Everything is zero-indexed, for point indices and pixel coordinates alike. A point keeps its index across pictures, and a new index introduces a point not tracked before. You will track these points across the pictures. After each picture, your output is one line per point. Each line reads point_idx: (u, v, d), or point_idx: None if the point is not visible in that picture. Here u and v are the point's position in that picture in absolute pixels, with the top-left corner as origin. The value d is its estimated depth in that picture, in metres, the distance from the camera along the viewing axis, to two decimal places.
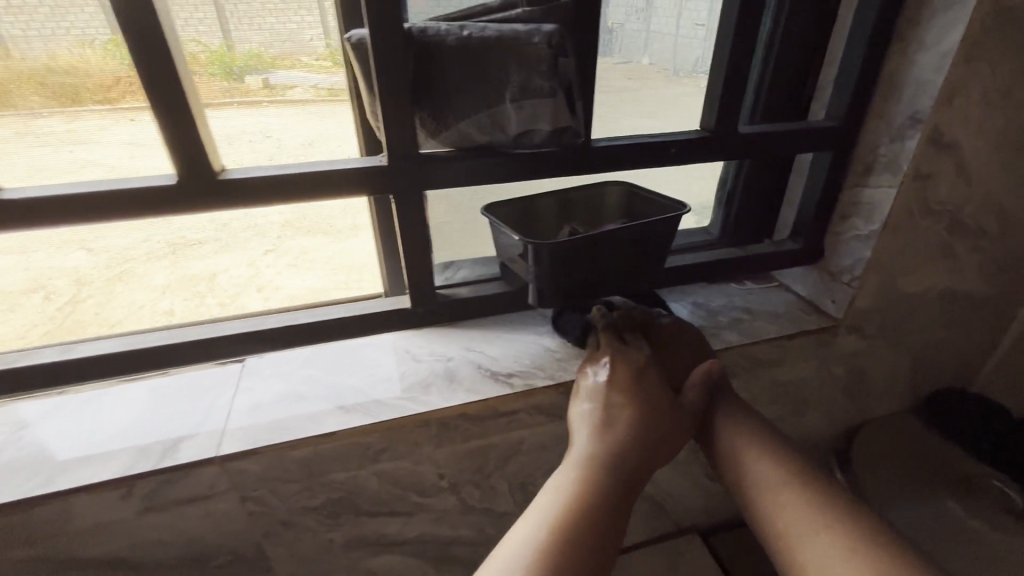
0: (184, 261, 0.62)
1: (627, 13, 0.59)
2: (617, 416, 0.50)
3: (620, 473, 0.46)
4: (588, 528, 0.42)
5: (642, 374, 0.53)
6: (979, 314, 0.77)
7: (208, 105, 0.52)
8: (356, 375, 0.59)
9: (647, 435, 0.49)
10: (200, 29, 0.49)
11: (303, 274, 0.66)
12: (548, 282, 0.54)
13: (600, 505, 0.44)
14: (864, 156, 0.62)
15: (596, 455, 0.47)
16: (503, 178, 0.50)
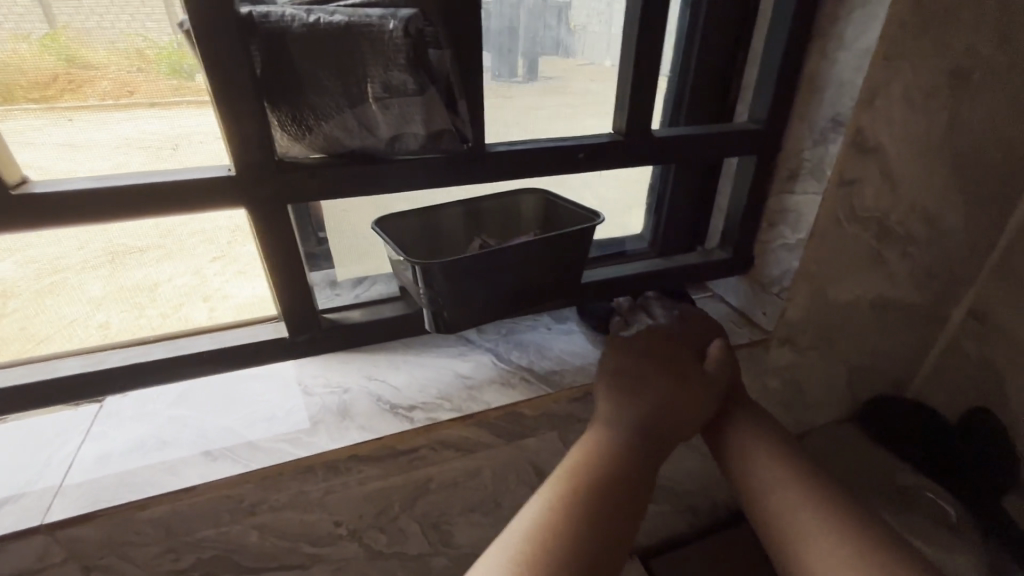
0: (123, 270, 0.51)
1: (587, 14, 0.56)
2: (644, 387, 0.48)
3: (642, 443, 0.44)
4: (605, 501, 0.40)
5: (669, 346, 0.52)
6: (915, 321, 0.75)
7: (156, 103, 0.44)
8: (234, 415, 0.52)
9: (673, 402, 0.47)
10: (149, 24, 0.41)
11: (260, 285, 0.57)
12: (444, 304, 0.48)
13: (617, 479, 0.42)
14: (789, 161, 0.58)
15: (615, 426, 0.46)
16: (385, 189, 0.44)
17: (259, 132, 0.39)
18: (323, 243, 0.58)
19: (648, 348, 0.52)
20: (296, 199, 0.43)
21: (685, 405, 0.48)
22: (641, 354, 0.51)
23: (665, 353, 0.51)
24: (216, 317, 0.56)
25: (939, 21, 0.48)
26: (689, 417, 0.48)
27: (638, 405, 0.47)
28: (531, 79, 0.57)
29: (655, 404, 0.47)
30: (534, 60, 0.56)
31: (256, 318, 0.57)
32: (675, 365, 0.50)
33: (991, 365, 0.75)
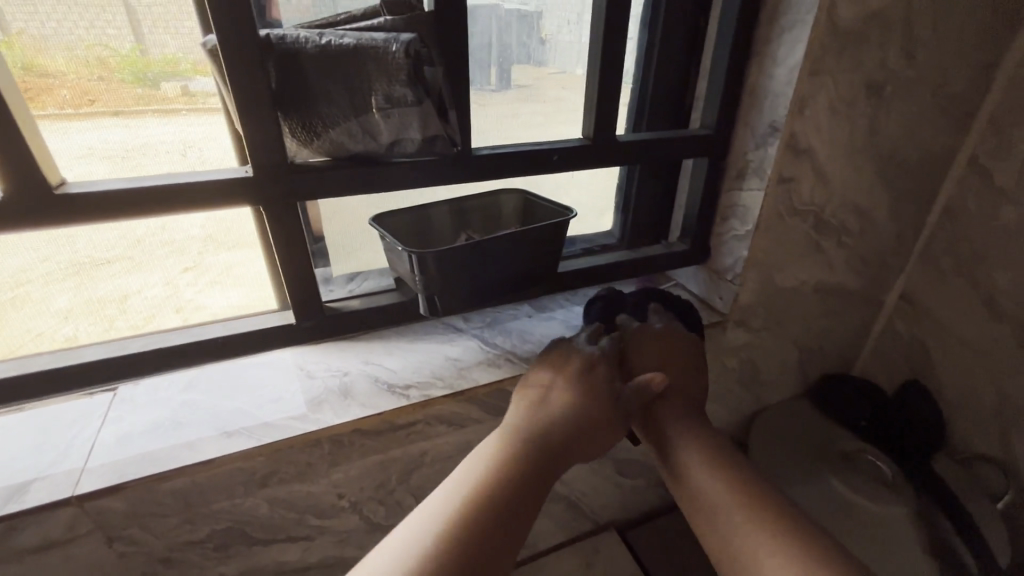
0: (90, 283, 0.56)
1: (558, 24, 0.62)
2: (554, 400, 0.49)
3: (544, 453, 0.45)
4: (497, 509, 0.41)
5: (595, 359, 0.53)
6: (854, 304, 0.84)
7: (118, 112, 0.50)
8: (242, 397, 0.56)
9: (574, 405, 0.48)
10: (108, 32, 0.47)
11: (231, 291, 0.63)
12: (437, 291, 0.54)
13: (513, 486, 0.42)
14: (737, 161, 0.66)
15: (520, 434, 0.47)
16: (382, 188, 0.50)
17: (272, 137, 0.45)
18: (320, 241, 0.63)
19: (573, 362, 0.53)
20: (304, 197, 0.48)
21: (597, 418, 0.49)
22: (563, 367, 0.53)
23: (590, 366, 0.52)
24: (186, 321, 0.61)
25: (854, 42, 0.57)
26: (599, 432, 0.49)
27: (544, 415, 0.48)
28: (503, 87, 0.63)
29: (562, 416, 0.48)
30: (507, 70, 0.62)
31: (227, 315, 0.63)
32: (594, 378, 0.51)
33: (920, 342, 0.85)
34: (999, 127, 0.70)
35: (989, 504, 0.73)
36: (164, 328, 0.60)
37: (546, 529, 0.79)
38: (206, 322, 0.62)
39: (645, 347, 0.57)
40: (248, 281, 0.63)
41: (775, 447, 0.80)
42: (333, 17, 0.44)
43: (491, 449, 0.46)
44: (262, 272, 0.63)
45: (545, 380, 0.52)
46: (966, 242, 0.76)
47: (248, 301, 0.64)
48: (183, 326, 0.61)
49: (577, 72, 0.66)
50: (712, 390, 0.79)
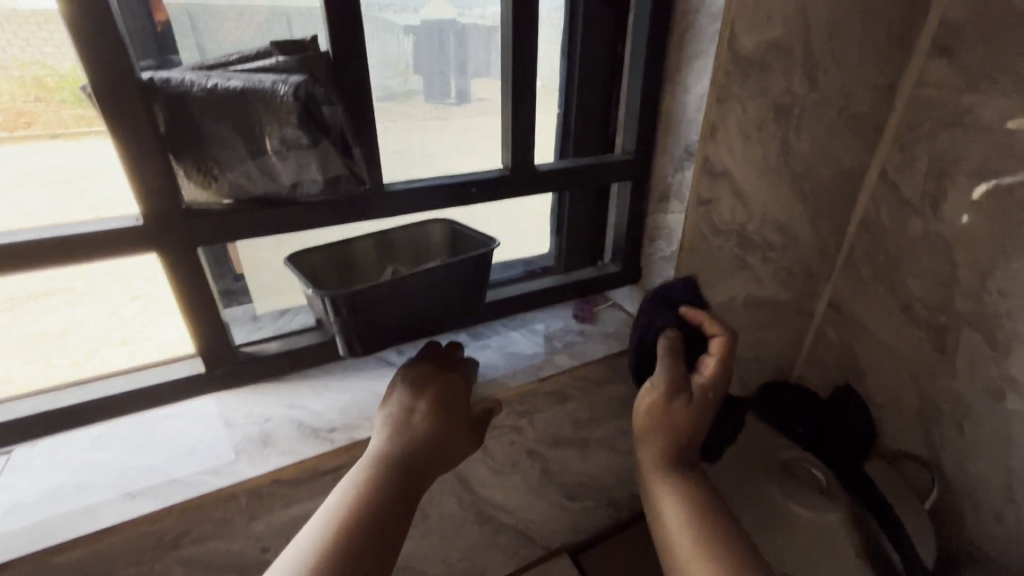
0: (31, 322, 0.57)
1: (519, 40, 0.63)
2: (415, 425, 0.51)
3: (407, 478, 0.47)
4: (370, 539, 0.42)
5: (453, 383, 0.57)
6: (786, 314, 0.87)
7: (61, 134, 0.49)
8: (151, 453, 0.53)
9: (438, 412, 0.53)
10: (46, 51, 0.45)
11: (169, 325, 0.58)
12: (355, 332, 0.52)
13: (382, 516, 0.44)
14: (659, 184, 0.68)
15: (387, 457, 0.48)
16: (291, 229, 0.48)
17: (163, 182, 0.42)
18: (240, 279, 0.62)
19: (434, 384, 0.55)
20: (202, 242, 0.46)
21: (451, 440, 0.52)
22: (424, 390, 0.55)
23: (446, 391, 0.55)
24: (131, 361, 0.56)
25: (759, 69, 0.59)
26: (451, 453, 0.52)
27: (408, 439, 0.50)
28: (461, 102, 0.64)
29: (421, 440, 0.50)
30: (467, 82, 0.64)
31: (158, 359, 0.56)
32: (449, 392, 0.55)
33: (849, 348, 0.88)
34: (903, 143, 0.75)
35: (916, 504, 0.76)
36: (100, 373, 0.54)
37: (495, 560, 0.78)
38: (141, 365, 0.55)
39: (685, 407, 0.51)
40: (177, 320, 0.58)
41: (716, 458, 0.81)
42: (225, 57, 0.43)
43: (361, 477, 0.46)
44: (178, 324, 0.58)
45: (405, 403, 0.53)
46: (882, 252, 0.80)
47: (178, 343, 0.58)
48: (123, 367, 0.55)
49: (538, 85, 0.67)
50: None
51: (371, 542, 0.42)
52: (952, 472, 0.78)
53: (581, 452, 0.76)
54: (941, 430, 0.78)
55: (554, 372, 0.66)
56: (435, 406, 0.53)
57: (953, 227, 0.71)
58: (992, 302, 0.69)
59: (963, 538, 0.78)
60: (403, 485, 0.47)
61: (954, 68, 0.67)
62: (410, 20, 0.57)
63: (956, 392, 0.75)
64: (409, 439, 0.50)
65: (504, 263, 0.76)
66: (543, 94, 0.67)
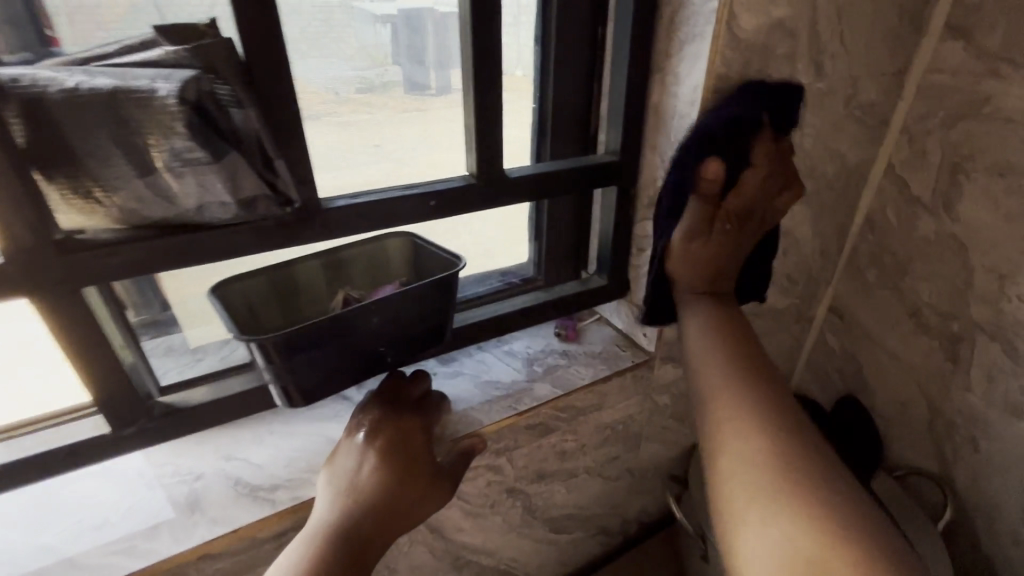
0: None
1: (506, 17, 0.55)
2: (365, 484, 0.43)
3: (355, 555, 0.40)
4: None
5: (412, 425, 0.48)
6: (786, 321, 0.80)
7: None
8: (51, 529, 0.44)
9: (394, 466, 0.44)
10: None
11: (54, 369, 0.46)
12: (293, 380, 0.43)
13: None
14: (648, 188, 0.60)
15: (330, 531, 0.40)
16: (207, 261, 0.39)
17: (24, 213, 0.33)
18: (168, 309, 0.53)
19: (388, 429, 0.47)
20: (87, 282, 0.37)
21: (409, 500, 0.44)
22: (376, 437, 0.46)
23: (404, 438, 0.47)
24: (10, 418, 0.45)
25: (760, 56, 0.51)
26: (410, 515, 0.44)
27: (355, 503, 0.42)
28: (442, 92, 0.56)
29: (371, 504, 0.42)
30: (445, 75, 0.55)
31: (41, 414, 0.46)
32: (409, 437, 0.47)
33: (853, 357, 0.82)
34: (913, 135, 0.68)
35: (928, 525, 0.71)
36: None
37: None
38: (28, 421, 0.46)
39: (727, 239, 0.51)
40: (61, 365, 0.46)
41: None
42: (103, 51, 0.34)
43: (298, 558, 0.38)
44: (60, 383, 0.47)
45: (357, 457, 0.45)
46: (889, 254, 0.74)
47: (68, 390, 0.47)
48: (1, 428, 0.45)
49: (516, 74, 0.59)
50: (645, 430, 0.72)
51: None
52: (966, 489, 0.72)
53: (568, 484, 0.69)
54: (954, 445, 0.72)
55: (535, 405, 0.59)
56: (391, 459, 0.45)
57: (970, 228, 0.65)
58: (1012, 310, 0.63)
59: (978, 559, 0.73)
60: (350, 563, 0.39)
61: (972, 51, 0.60)
62: (385, 10, 0.49)
63: (971, 405, 0.69)
64: (359, 505, 0.42)
65: (478, 276, 0.68)
66: (510, 82, 0.59)
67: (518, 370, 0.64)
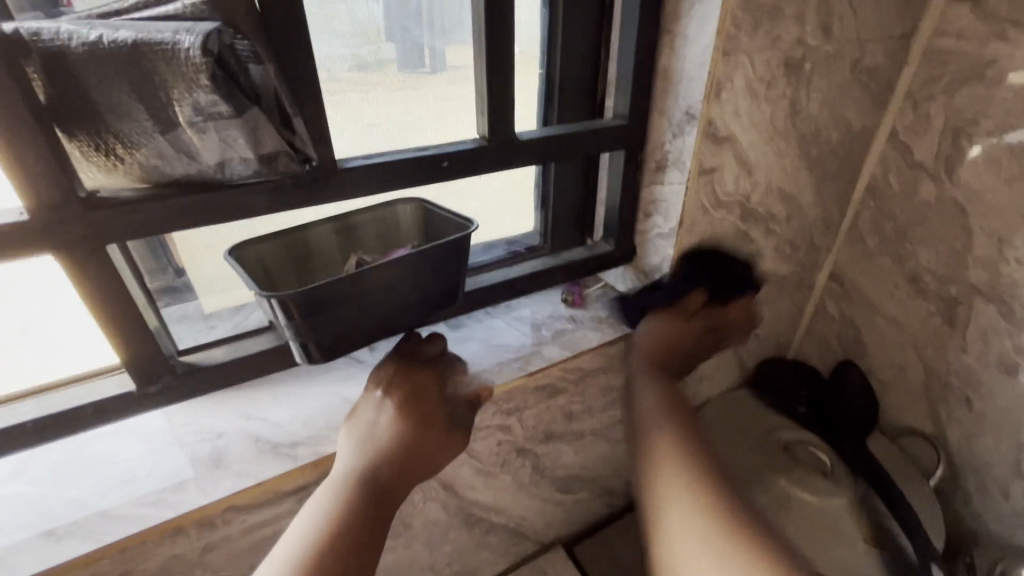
0: None
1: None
2: (384, 432, 0.45)
3: (380, 495, 0.41)
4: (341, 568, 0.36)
5: (425, 378, 0.49)
6: (786, 289, 0.82)
7: None
8: (81, 483, 0.46)
9: (415, 413, 0.46)
10: None
11: (83, 331, 0.47)
12: (312, 337, 0.44)
13: (354, 542, 0.37)
14: (655, 153, 0.61)
15: (359, 472, 0.42)
16: (227, 219, 0.40)
17: (52, 170, 0.34)
18: (182, 275, 0.53)
19: (403, 382, 0.48)
20: (112, 240, 0.37)
21: (427, 447, 0.45)
22: (391, 390, 0.48)
23: (418, 389, 0.48)
24: (36, 379, 0.47)
25: (767, 17, 0.52)
26: (429, 460, 0.45)
27: (381, 446, 0.44)
28: (437, 68, 0.56)
29: (392, 449, 0.43)
30: (441, 49, 0.55)
31: (73, 375, 0.47)
32: (427, 390, 0.48)
33: (852, 323, 0.83)
34: (917, 101, 0.68)
35: (921, 480, 0.73)
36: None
37: (485, 562, 0.73)
38: (57, 382, 0.47)
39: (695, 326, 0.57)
40: (87, 330, 0.47)
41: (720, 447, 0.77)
42: (119, 5, 0.34)
43: (331, 496, 0.40)
44: (86, 347, 0.48)
45: (378, 407, 0.47)
46: (890, 220, 0.75)
47: (92, 355, 0.48)
48: (27, 389, 0.46)
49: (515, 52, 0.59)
50: None
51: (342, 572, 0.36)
52: (959, 447, 0.75)
53: (575, 445, 0.71)
54: (948, 406, 0.75)
55: (544, 366, 0.60)
56: (411, 408, 0.46)
57: (970, 191, 0.66)
58: (1009, 272, 0.64)
59: (969, 513, 0.76)
60: (381, 499, 0.41)
61: (978, 14, 0.60)
62: None
63: (966, 365, 0.71)
64: (385, 448, 0.44)
65: (485, 244, 0.69)
66: (520, 62, 0.59)
67: (525, 334, 0.65)
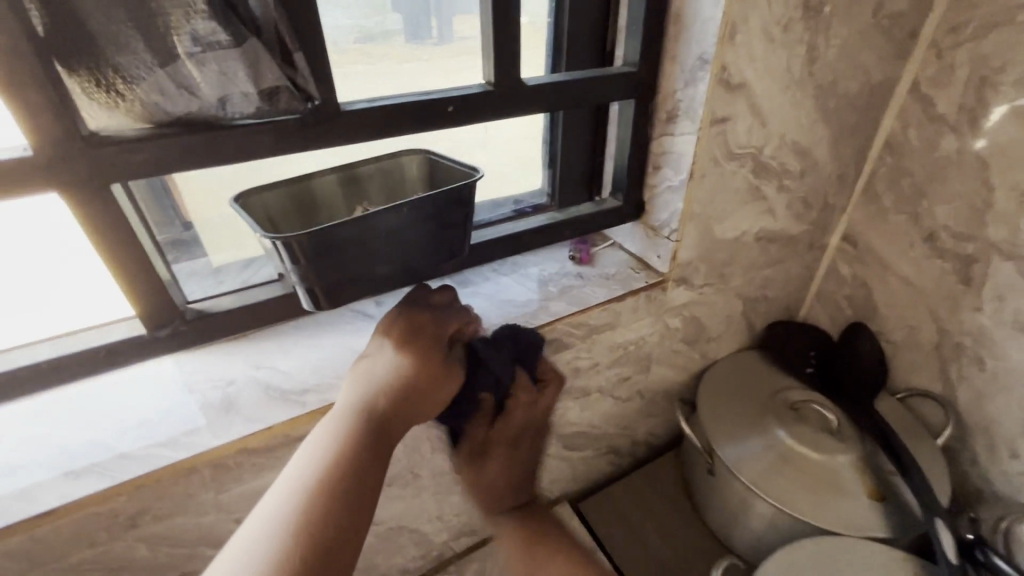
0: None
1: None
2: (383, 368, 0.45)
3: (381, 425, 0.42)
4: (346, 493, 0.37)
5: (422, 317, 0.50)
6: (798, 249, 0.81)
7: None
8: (96, 425, 0.47)
9: (414, 352, 0.47)
10: None
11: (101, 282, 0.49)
12: (317, 281, 0.45)
13: (359, 466, 0.39)
14: (666, 103, 0.59)
15: (362, 407, 0.43)
16: (229, 159, 0.39)
17: (53, 103, 0.34)
18: (190, 228, 0.54)
19: (400, 322, 0.49)
20: (116, 179, 0.37)
21: (426, 380, 0.46)
22: (391, 331, 0.49)
23: (416, 328, 0.49)
24: (53, 327, 0.48)
25: None
26: (430, 393, 0.46)
27: (383, 382, 0.44)
28: (443, 37, 0.55)
29: (392, 383, 0.44)
30: (449, 20, 0.54)
31: (89, 323, 0.48)
32: (426, 330, 0.49)
33: (864, 284, 0.82)
34: (941, 49, 0.65)
35: (928, 440, 0.73)
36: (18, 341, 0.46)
37: None
38: (73, 329, 0.47)
39: (495, 459, 0.60)
40: (104, 281, 0.49)
41: (723, 403, 0.77)
42: None
43: (335, 428, 0.41)
44: (103, 299, 0.49)
45: (381, 348, 0.47)
46: (908, 176, 0.73)
47: (109, 306, 0.49)
48: (42, 335, 0.47)
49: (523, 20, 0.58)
50: (656, 352, 0.74)
51: (348, 493, 0.37)
52: (968, 408, 0.74)
53: (581, 402, 0.71)
54: (959, 366, 0.74)
55: (550, 320, 0.60)
56: (411, 346, 0.47)
57: (992, 144, 0.63)
58: None
59: (976, 473, 0.76)
60: (381, 433, 0.42)
61: None
62: None
63: (980, 325, 0.70)
64: (386, 384, 0.44)
65: (491, 202, 0.68)
66: (527, 30, 0.59)
67: (531, 291, 0.65)
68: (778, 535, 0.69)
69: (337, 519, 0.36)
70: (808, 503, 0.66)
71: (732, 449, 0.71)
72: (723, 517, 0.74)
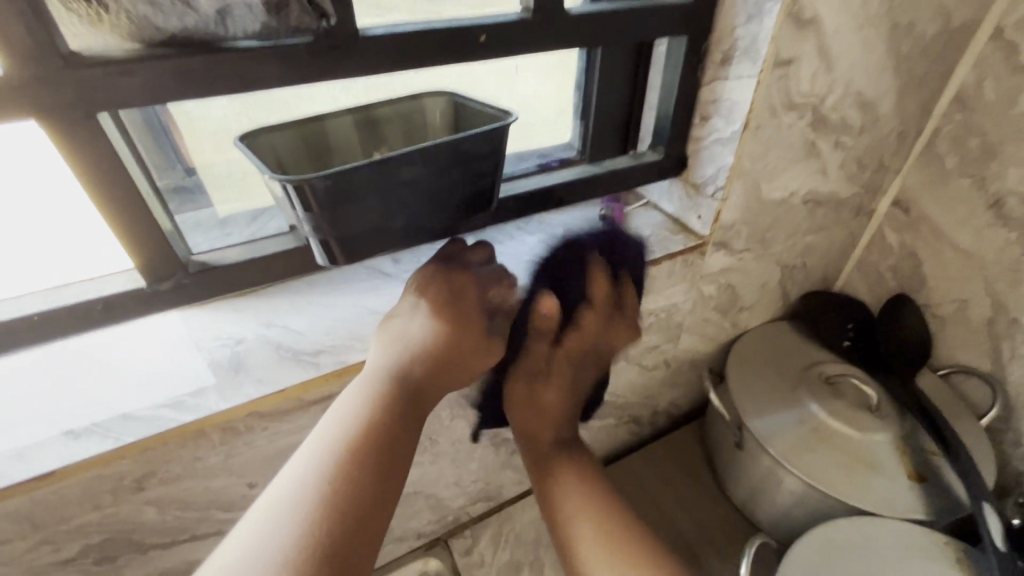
0: None
1: None
2: (417, 332, 0.42)
3: (414, 394, 0.40)
4: (377, 465, 0.36)
5: (459, 282, 0.46)
6: (845, 214, 0.75)
7: None
8: (96, 383, 0.44)
9: (452, 321, 0.44)
10: None
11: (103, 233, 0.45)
12: (333, 233, 0.40)
13: (389, 437, 0.37)
14: (722, 42, 0.53)
15: (393, 373, 0.40)
16: (230, 89, 0.35)
17: (23, 11, 0.28)
18: (191, 174, 0.49)
19: (438, 284, 0.46)
20: (104, 107, 0.33)
21: (463, 353, 0.44)
22: (426, 293, 0.45)
23: (453, 291, 0.46)
24: (46, 279, 0.44)
25: None
26: (464, 365, 0.44)
27: (417, 348, 0.42)
28: None
29: (428, 351, 0.42)
30: None
31: (86, 275, 0.44)
32: (467, 296, 0.46)
33: (913, 253, 0.76)
34: None
35: (972, 422, 0.69)
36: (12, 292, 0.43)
37: (510, 483, 0.73)
38: (69, 281, 0.43)
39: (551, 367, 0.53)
40: (104, 231, 0.45)
41: (752, 375, 0.73)
42: None
43: (365, 396, 0.39)
44: (103, 250, 0.46)
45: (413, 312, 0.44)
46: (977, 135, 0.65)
47: (107, 256, 0.45)
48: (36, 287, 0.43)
49: None
50: (687, 320, 0.70)
51: (379, 468, 0.36)
52: (1017, 388, 0.70)
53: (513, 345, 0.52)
54: (1013, 344, 0.69)
55: None
56: (449, 314, 0.44)
57: None
58: None
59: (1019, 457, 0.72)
60: (413, 403, 0.40)
61: None
62: None
63: None
64: (419, 351, 0.42)
65: (516, 154, 0.63)
66: None
67: None
68: (806, 512, 0.66)
69: (366, 493, 0.34)
70: (844, 483, 0.63)
71: (762, 423, 0.67)
72: (748, 492, 0.72)
